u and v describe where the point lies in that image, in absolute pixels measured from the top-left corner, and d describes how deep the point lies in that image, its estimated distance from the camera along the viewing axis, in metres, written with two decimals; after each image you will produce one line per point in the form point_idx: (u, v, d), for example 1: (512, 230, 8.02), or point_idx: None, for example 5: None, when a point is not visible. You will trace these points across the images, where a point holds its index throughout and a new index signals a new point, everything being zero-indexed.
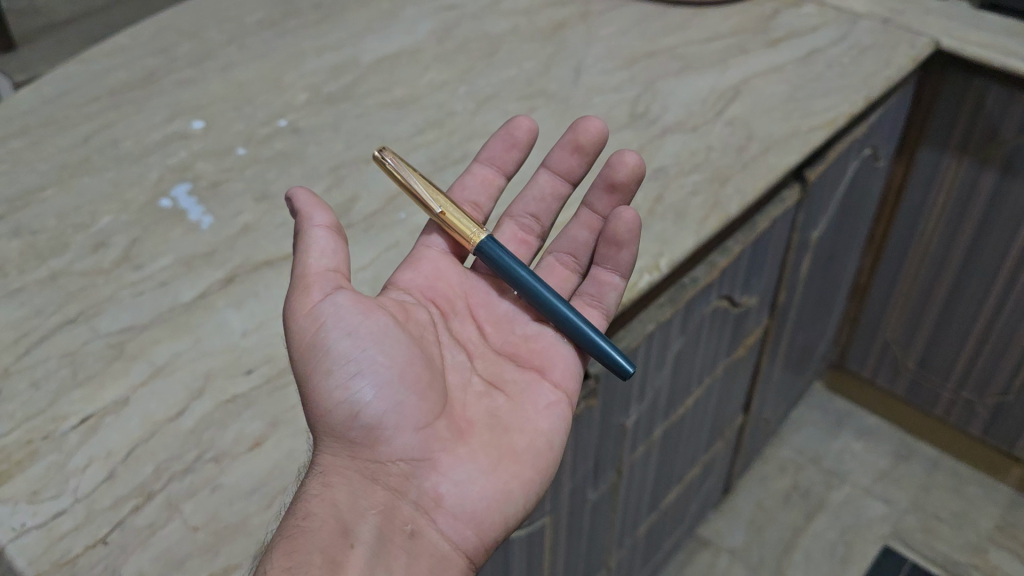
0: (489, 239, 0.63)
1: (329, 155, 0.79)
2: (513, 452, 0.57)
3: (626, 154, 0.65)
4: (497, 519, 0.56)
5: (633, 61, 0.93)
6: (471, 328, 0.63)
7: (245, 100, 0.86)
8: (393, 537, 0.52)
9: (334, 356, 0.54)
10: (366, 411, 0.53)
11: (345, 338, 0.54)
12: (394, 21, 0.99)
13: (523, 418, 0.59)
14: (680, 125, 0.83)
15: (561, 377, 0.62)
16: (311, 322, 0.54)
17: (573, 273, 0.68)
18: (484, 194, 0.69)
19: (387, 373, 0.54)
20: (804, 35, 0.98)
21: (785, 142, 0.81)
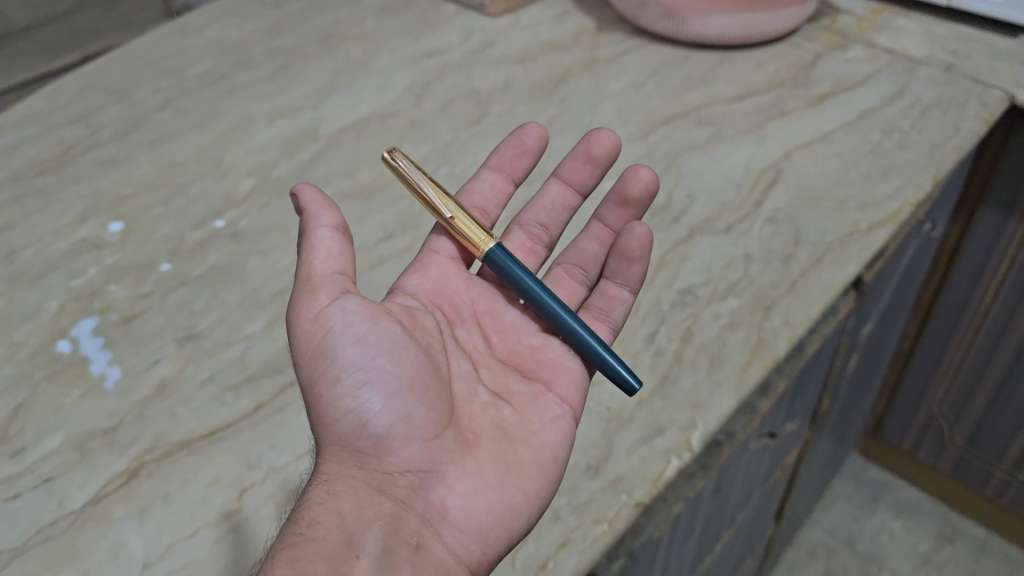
0: (498, 248, 0.56)
1: (275, 272, 0.63)
2: (525, 464, 0.49)
3: (641, 168, 0.59)
4: (506, 537, 0.47)
5: (651, 127, 0.77)
6: (479, 338, 0.56)
7: (177, 189, 0.70)
8: (399, 549, 0.43)
9: (342, 361, 0.47)
10: (374, 418, 0.46)
11: (354, 344, 0.47)
12: (364, 74, 0.83)
13: (532, 429, 0.51)
14: (710, 223, 0.67)
15: (566, 391, 0.54)
16: (316, 323, 0.47)
17: (578, 287, 0.61)
18: (492, 200, 0.61)
19: (397, 384, 0.47)
20: (853, 90, 0.81)
21: (841, 246, 0.65)
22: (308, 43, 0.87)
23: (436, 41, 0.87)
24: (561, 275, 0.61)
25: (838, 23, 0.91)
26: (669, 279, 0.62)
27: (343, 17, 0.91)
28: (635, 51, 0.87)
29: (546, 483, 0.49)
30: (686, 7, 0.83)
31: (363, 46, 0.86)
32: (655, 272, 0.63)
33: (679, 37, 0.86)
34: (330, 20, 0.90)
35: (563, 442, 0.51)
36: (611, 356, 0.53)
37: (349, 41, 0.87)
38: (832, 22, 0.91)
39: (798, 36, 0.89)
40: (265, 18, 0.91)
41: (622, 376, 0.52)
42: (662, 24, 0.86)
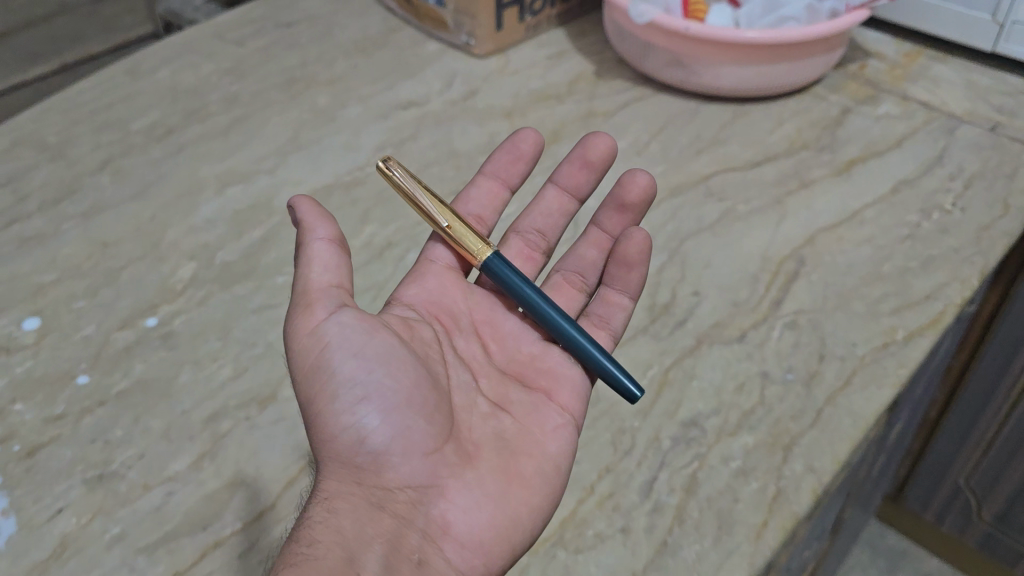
0: (495, 255, 0.53)
1: (209, 390, 0.54)
2: (527, 477, 0.47)
3: (639, 171, 0.58)
4: (510, 553, 0.45)
5: (654, 200, 0.67)
6: (478, 347, 0.53)
7: (105, 276, 0.61)
8: (402, 565, 0.41)
9: (340, 375, 0.44)
10: (373, 433, 0.44)
11: (352, 357, 0.44)
12: (331, 129, 0.73)
13: (534, 439, 0.49)
14: (720, 330, 0.57)
15: (568, 401, 0.51)
16: (314, 337, 0.44)
17: (577, 294, 0.58)
18: (488, 207, 0.59)
19: (397, 395, 0.44)
20: (885, 154, 0.71)
21: (873, 364, 0.55)
22: (271, 88, 0.77)
23: (414, 88, 0.77)
24: (559, 282, 0.59)
25: (868, 70, 0.81)
26: (671, 405, 0.53)
27: (312, 56, 0.81)
28: (638, 102, 0.76)
29: (547, 494, 0.47)
30: (697, 60, 0.73)
31: (332, 93, 0.77)
32: (654, 396, 0.54)
33: (688, 87, 0.77)
34: (296, 60, 0.81)
35: (565, 454, 0.49)
36: (612, 364, 0.50)
37: (316, 86, 0.77)
38: (861, 69, 0.81)
39: (822, 86, 0.79)
40: (225, 57, 0.81)
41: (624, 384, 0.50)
42: (668, 72, 0.76)
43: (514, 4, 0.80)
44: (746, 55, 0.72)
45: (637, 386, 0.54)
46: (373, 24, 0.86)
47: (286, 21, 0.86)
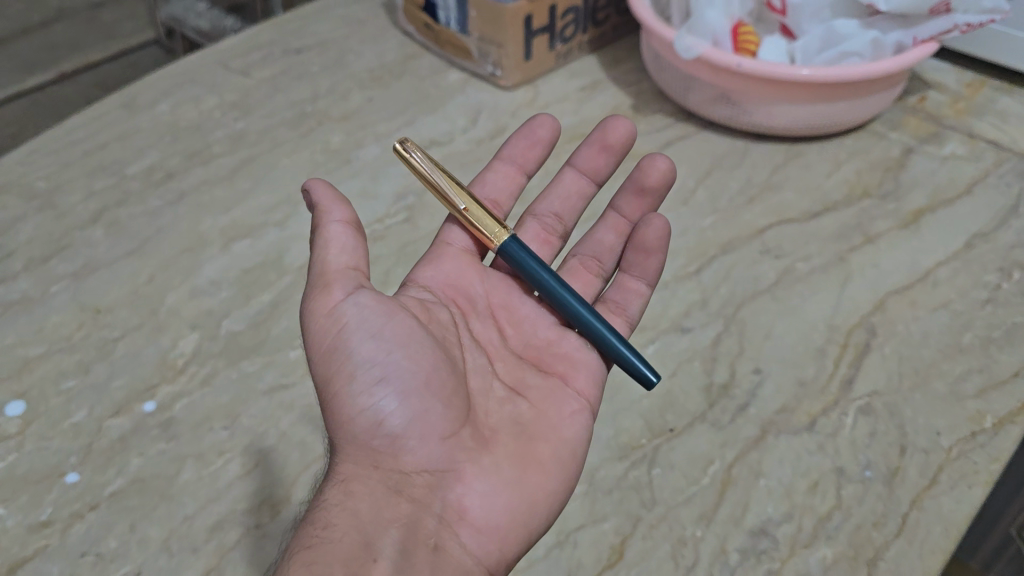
0: (512, 239, 0.50)
1: (214, 491, 0.48)
2: (544, 461, 0.44)
3: (658, 156, 0.55)
4: (526, 539, 0.42)
5: (703, 257, 0.61)
6: (494, 332, 0.50)
7: (98, 350, 0.55)
8: (417, 552, 0.39)
9: (355, 358, 0.41)
10: (389, 416, 0.41)
11: (369, 340, 0.42)
12: (346, 172, 0.67)
13: (549, 423, 0.46)
14: (787, 416, 0.51)
15: (584, 385, 0.48)
16: (329, 319, 0.42)
17: (593, 280, 0.55)
18: (504, 191, 0.56)
19: (414, 380, 0.42)
20: (956, 202, 0.65)
21: (962, 457, 0.49)
22: (279, 125, 0.71)
23: (435, 126, 0.71)
24: (574, 267, 0.56)
25: (928, 102, 0.75)
26: (737, 510, 0.47)
27: (323, 88, 0.75)
28: (680, 141, 0.71)
29: (565, 479, 0.44)
30: (746, 97, 0.67)
31: (346, 131, 0.71)
32: (718, 498, 0.47)
33: (734, 125, 0.70)
34: (308, 93, 0.75)
35: (581, 438, 0.46)
36: (629, 351, 0.48)
37: (329, 122, 0.71)
38: (921, 102, 0.75)
39: (879, 122, 0.73)
40: (229, 88, 0.75)
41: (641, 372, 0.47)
42: (713, 108, 0.70)
43: (544, 31, 0.74)
44: (800, 94, 0.65)
45: (698, 484, 0.48)
46: (388, 50, 0.80)
47: (295, 47, 0.80)
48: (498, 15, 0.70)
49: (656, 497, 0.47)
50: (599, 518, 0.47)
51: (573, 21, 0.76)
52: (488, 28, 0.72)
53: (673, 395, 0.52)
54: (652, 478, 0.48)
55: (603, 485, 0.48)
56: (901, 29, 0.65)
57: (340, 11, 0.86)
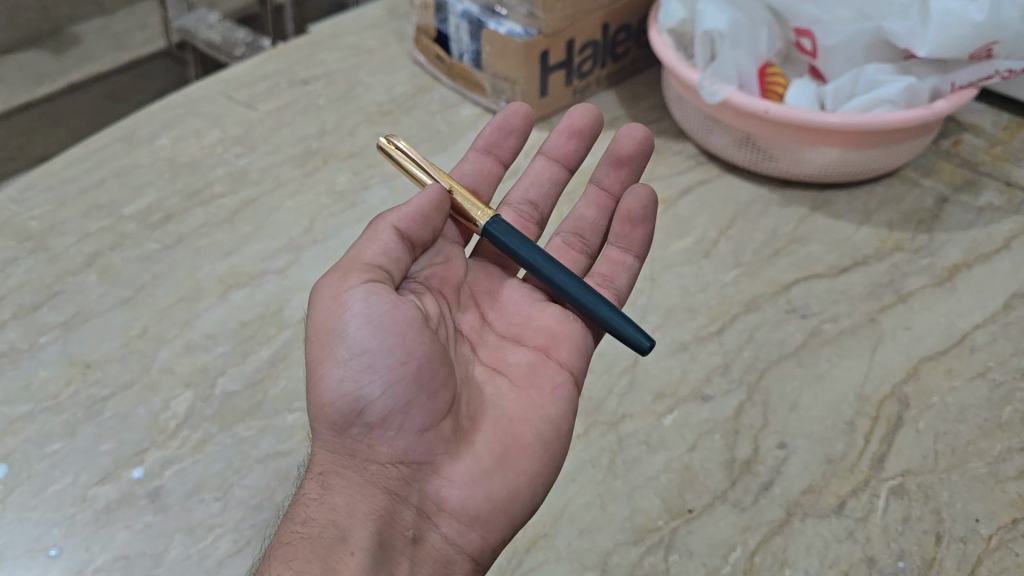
0: (495, 221, 0.47)
1: (202, 571, 0.44)
2: (526, 442, 0.41)
3: (633, 125, 0.53)
4: (509, 525, 0.40)
5: (725, 316, 0.58)
6: (477, 317, 0.47)
7: (86, 410, 0.52)
8: (392, 546, 0.38)
9: (346, 343, 0.39)
10: (372, 404, 0.39)
11: (369, 330, 0.39)
12: (351, 217, 0.64)
13: (530, 402, 0.43)
14: (814, 497, 0.48)
15: (568, 358, 0.45)
16: (333, 306, 0.39)
17: (578, 258, 0.52)
18: (482, 181, 0.52)
19: (405, 369, 0.39)
20: (993, 259, 0.61)
21: (1004, 547, 0.45)
22: (283, 163, 0.69)
23: (445, 166, 0.69)
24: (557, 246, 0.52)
25: (962, 146, 0.71)
26: None
27: (329, 123, 0.73)
28: (701, 186, 0.68)
29: (549, 461, 0.41)
30: (773, 141, 0.64)
31: (352, 170, 0.68)
32: None
33: (760, 170, 0.67)
34: (314, 130, 0.72)
35: (565, 415, 0.43)
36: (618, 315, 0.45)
37: (336, 160, 0.69)
38: (955, 146, 0.71)
39: (911, 167, 0.70)
40: (234, 121, 0.73)
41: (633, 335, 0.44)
42: (738, 152, 0.67)
43: (561, 67, 0.71)
44: (830, 138, 0.62)
45: (719, 573, 0.45)
46: (399, 82, 0.78)
47: (303, 77, 0.78)
48: (511, 49, 0.67)
49: None
50: None
51: (591, 56, 0.73)
52: (502, 63, 0.69)
53: (692, 471, 0.49)
54: (670, 565, 0.45)
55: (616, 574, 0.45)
56: (938, 74, 0.61)
57: (349, 40, 0.84)
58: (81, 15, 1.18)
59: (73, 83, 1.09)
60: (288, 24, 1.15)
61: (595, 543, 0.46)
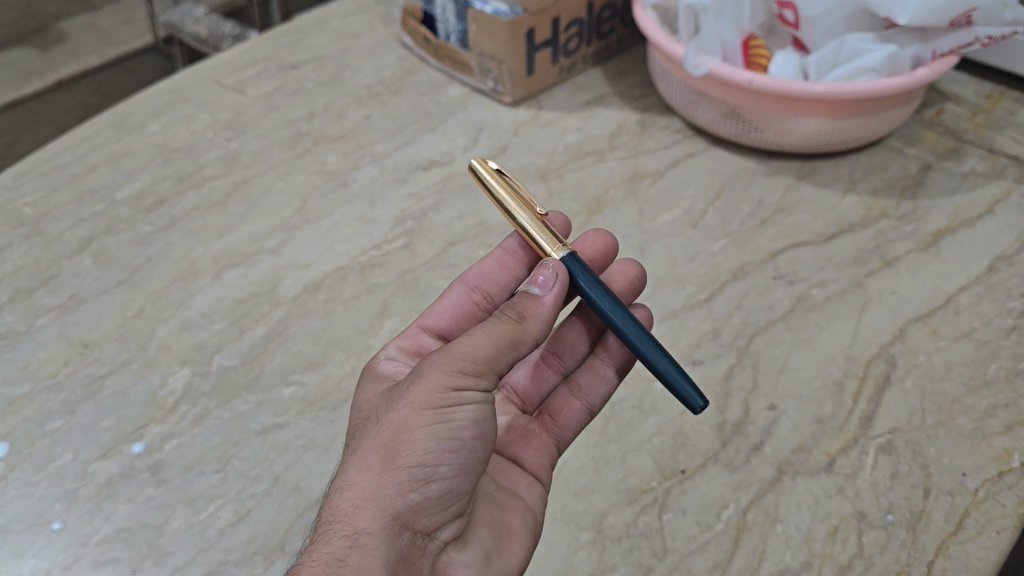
0: (570, 258, 0.44)
1: (204, 541, 0.45)
2: (516, 529, 0.40)
3: (627, 265, 0.49)
4: None
5: (714, 285, 0.58)
6: None
7: (85, 389, 0.52)
8: None
9: (447, 425, 0.36)
10: (434, 483, 0.36)
11: (475, 425, 0.37)
12: (343, 196, 0.65)
13: (514, 493, 0.42)
14: (804, 455, 0.49)
15: (536, 463, 0.44)
16: (453, 391, 0.36)
17: (553, 375, 0.49)
18: (499, 284, 0.49)
19: (473, 464, 0.37)
20: (977, 223, 0.62)
21: (991, 499, 0.46)
22: (273, 145, 0.70)
23: (435, 146, 0.70)
24: (533, 360, 0.49)
25: (945, 115, 0.72)
26: (752, 559, 0.44)
27: (318, 106, 0.74)
28: (688, 160, 0.69)
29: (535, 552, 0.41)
30: (759, 113, 0.64)
31: (342, 151, 0.69)
32: (732, 545, 0.45)
33: (745, 141, 0.68)
34: (303, 113, 0.73)
35: (541, 508, 0.43)
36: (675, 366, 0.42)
37: (326, 142, 0.70)
38: (938, 115, 0.72)
39: (895, 137, 0.71)
40: (223, 106, 0.74)
41: (688, 393, 0.41)
42: (724, 124, 0.68)
43: (547, 46, 0.72)
44: (813, 109, 0.62)
45: (712, 531, 0.46)
46: (387, 65, 0.79)
47: (291, 62, 0.79)
48: (497, 28, 0.68)
49: (668, 546, 0.45)
50: (607, 569, 0.44)
51: (577, 35, 0.74)
52: (488, 42, 0.70)
53: (684, 434, 0.50)
54: (664, 524, 0.46)
55: (611, 533, 0.46)
56: (920, 42, 0.62)
57: (336, 25, 0.85)
58: (68, 11, 1.18)
59: (60, 80, 1.09)
60: (274, 15, 1.15)
61: (590, 505, 0.47)
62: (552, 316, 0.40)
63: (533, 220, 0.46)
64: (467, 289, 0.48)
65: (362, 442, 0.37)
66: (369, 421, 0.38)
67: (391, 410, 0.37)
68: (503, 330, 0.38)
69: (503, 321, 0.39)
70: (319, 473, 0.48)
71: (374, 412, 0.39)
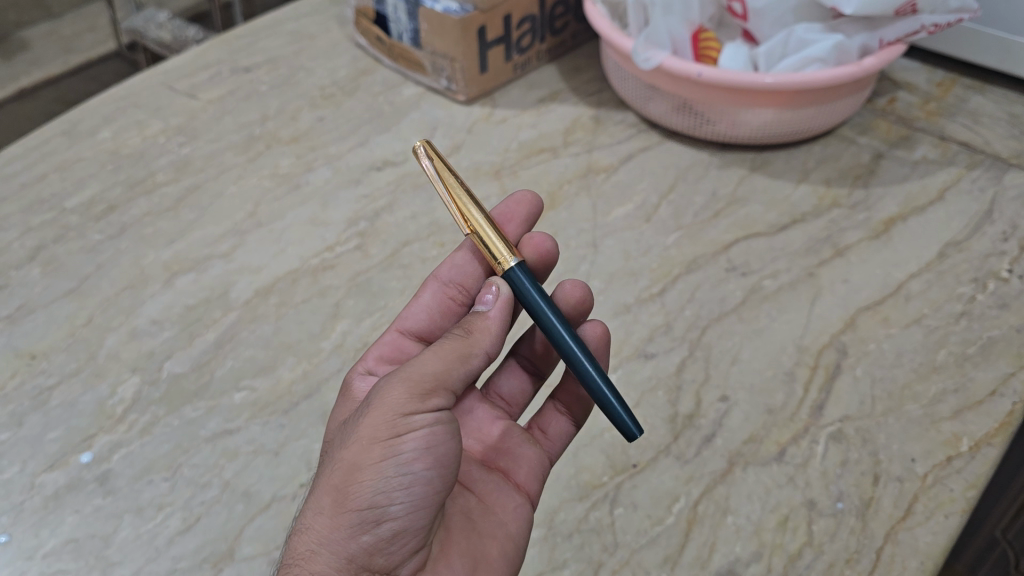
0: (519, 269, 0.42)
1: (152, 550, 0.45)
2: (492, 559, 0.39)
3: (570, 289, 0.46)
4: None
5: (666, 278, 0.59)
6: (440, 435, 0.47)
7: (33, 400, 0.52)
8: None
9: (395, 460, 0.35)
10: (388, 519, 0.35)
11: (426, 455, 0.35)
12: (296, 198, 0.65)
13: (496, 519, 0.41)
14: (755, 446, 0.49)
15: (525, 479, 0.43)
16: (399, 419, 0.35)
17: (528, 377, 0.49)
18: (471, 273, 0.47)
19: (429, 495, 0.36)
20: (928, 210, 0.63)
21: (939, 484, 0.46)
22: (226, 150, 0.69)
23: (389, 146, 0.69)
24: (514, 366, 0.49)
25: (897, 104, 0.73)
26: (703, 551, 0.44)
27: (272, 109, 0.73)
28: (643, 154, 0.69)
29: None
30: (710, 106, 0.65)
31: (296, 154, 0.69)
32: (683, 538, 0.45)
33: (698, 134, 0.68)
34: (257, 116, 0.73)
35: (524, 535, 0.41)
36: (613, 394, 0.39)
37: (279, 145, 0.70)
38: (890, 104, 0.73)
39: (848, 126, 0.71)
40: (176, 112, 0.73)
41: (622, 421, 0.39)
42: (677, 118, 0.68)
43: (499, 43, 0.71)
44: (765, 100, 0.63)
45: (663, 524, 0.45)
46: (342, 66, 0.78)
47: (245, 65, 0.79)
48: (447, 26, 0.68)
49: (618, 540, 0.45)
50: (559, 565, 0.44)
51: (530, 31, 0.74)
52: (439, 41, 0.70)
53: None
54: (615, 519, 0.46)
55: (563, 529, 0.46)
56: (867, 31, 0.62)
57: (291, 26, 0.84)
58: (29, 19, 1.16)
59: (22, 88, 1.08)
60: (237, 18, 1.15)
61: (542, 502, 0.47)
62: (498, 332, 0.40)
63: (485, 221, 0.43)
64: (440, 284, 0.47)
65: (320, 480, 0.37)
66: (328, 454, 0.38)
67: (344, 445, 0.37)
68: (453, 347, 0.38)
69: (450, 339, 0.39)
70: (271, 478, 0.48)
71: (332, 445, 0.39)
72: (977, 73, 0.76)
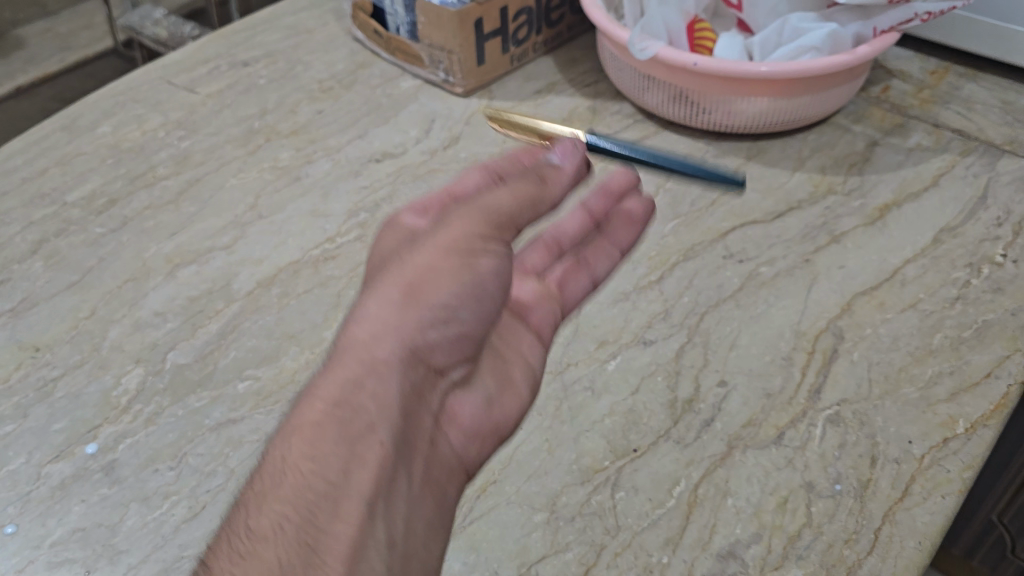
0: None
1: (159, 538, 0.45)
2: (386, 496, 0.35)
3: None
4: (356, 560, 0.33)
5: (664, 266, 0.59)
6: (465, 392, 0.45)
7: (37, 392, 0.52)
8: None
9: (402, 302, 0.37)
10: (382, 389, 0.36)
11: (402, 371, 0.36)
12: (296, 191, 0.65)
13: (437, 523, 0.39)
14: (753, 430, 0.49)
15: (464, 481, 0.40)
16: (410, 284, 0.37)
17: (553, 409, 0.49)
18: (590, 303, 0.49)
19: (401, 484, 0.36)
20: (923, 197, 0.63)
21: (936, 465, 0.47)
22: (226, 143, 0.70)
23: (387, 139, 0.70)
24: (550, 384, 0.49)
25: (891, 92, 0.73)
26: (703, 532, 0.45)
27: (270, 103, 0.74)
28: (639, 144, 0.69)
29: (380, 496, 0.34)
30: (706, 95, 0.65)
31: (295, 146, 0.69)
32: (684, 521, 0.45)
33: (694, 124, 0.69)
34: (256, 109, 0.73)
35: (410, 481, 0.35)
36: None
37: (278, 138, 0.70)
38: (885, 92, 0.73)
39: (842, 115, 0.72)
40: (175, 106, 0.73)
41: None
42: (673, 108, 0.68)
43: (496, 35, 0.72)
44: (761, 89, 0.63)
45: (663, 507, 0.46)
46: (340, 60, 0.79)
47: (243, 60, 0.79)
48: (444, 19, 0.68)
49: (620, 523, 0.45)
50: (562, 548, 0.45)
51: (526, 23, 0.74)
52: (437, 34, 0.70)
53: (636, 413, 0.51)
54: (616, 503, 0.46)
55: (565, 513, 0.46)
56: (861, 20, 0.63)
57: (288, 21, 0.85)
58: (25, 16, 1.17)
59: (19, 87, 1.08)
60: (233, 14, 1.15)
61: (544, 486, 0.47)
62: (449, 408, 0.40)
63: None
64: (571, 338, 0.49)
65: (326, 393, 0.36)
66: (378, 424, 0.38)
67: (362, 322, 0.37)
68: (526, 190, 0.42)
69: (527, 182, 0.42)
70: None
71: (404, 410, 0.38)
72: (971, 61, 0.77)
